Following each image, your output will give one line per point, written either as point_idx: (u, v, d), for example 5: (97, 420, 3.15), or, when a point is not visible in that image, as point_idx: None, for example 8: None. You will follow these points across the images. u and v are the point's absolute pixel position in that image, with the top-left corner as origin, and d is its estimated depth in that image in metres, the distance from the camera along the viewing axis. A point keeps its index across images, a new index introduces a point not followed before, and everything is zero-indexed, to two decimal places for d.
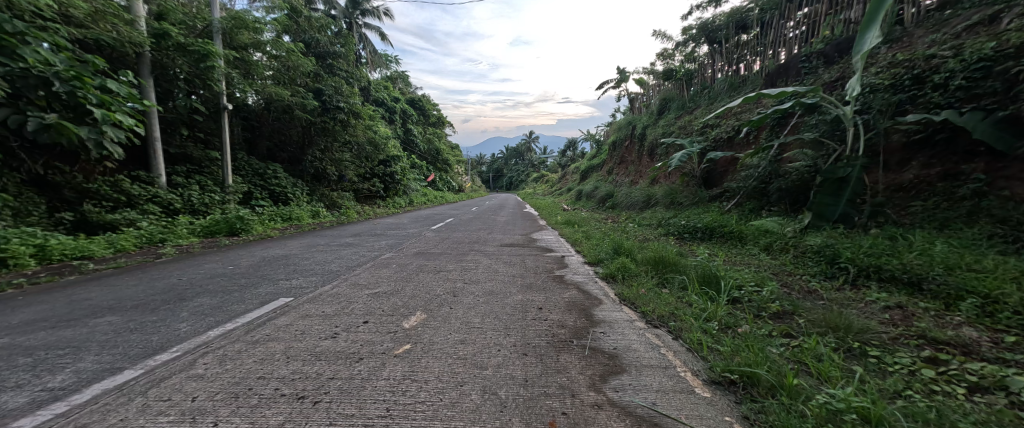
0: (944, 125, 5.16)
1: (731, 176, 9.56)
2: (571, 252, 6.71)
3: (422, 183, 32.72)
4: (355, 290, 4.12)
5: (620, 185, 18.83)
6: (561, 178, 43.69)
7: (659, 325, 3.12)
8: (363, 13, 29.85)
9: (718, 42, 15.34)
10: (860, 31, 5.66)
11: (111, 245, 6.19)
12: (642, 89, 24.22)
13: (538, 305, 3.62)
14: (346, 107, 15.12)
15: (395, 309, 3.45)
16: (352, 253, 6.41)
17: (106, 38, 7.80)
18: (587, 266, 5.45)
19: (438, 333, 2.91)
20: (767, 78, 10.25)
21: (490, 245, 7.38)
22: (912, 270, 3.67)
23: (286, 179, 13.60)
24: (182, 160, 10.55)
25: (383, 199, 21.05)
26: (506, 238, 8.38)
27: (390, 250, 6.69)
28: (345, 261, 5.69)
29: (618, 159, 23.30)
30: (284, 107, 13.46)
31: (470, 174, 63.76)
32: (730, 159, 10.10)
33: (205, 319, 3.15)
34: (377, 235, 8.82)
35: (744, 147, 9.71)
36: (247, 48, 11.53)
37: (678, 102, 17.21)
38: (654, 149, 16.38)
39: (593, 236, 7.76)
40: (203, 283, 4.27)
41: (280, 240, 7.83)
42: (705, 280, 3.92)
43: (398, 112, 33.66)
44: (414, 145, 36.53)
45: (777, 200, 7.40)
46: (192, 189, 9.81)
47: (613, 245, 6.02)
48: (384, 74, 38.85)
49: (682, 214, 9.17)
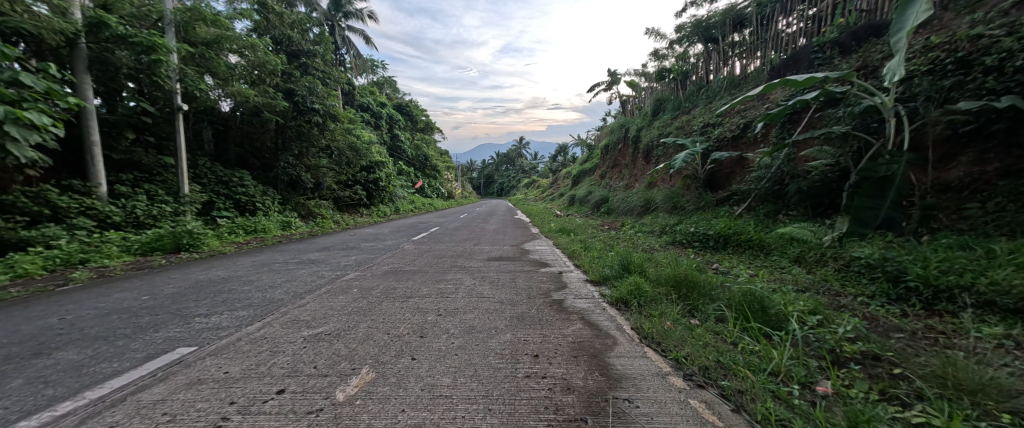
0: (1001, 113, 4.39)
1: (739, 178, 8.79)
2: (568, 266, 5.80)
3: (409, 190, 31.62)
4: (287, 330, 3.09)
5: (615, 189, 18.07)
6: (553, 184, 42.97)
7: (705, 383, 2.19)
8: (346, 16, 28.97)
9: (714, 40, 14.85)
10: (900, 9, 4.91)
11: (9, 271, 5.06)
12: (634, 91, 23.67)
13: (533, 352, 2.66)
14: (322, 109, 14.05)
15: (331, 364, 2.44)
16: (308, 274, 5.36)
17: (26, 26, 6.72)
18: (590, 286, 4.52)
19: (382, 414, 1.91)
20: (773, 73, 9.58)
21: (474, 259, 6.41)
22: (1017, 293, 2.81)
23: (255, 187, 12.46)
24: (130, 167, 9.42)
25: (366, 207, 19.91)
26: (495, 250, 7.43)
27: (355, 269, 5.66)
28: (295, 285, 4.66)
29: (611, 162, 22.63)
30: (253, 109, 12.40)
31: (460, 180, 62.80)
32: (736, 161, 9.34)
33: (39, 392, 2.13)
34: (348, 248, 7.78)
35: (750, 147, 8.96)
36: (209, 45, 10.50)
37: (672, 103, 16.59)
38: (650, 151, 15.66)
39: (594, 246, 6.87)
40: (87, 326, 3.21)
41: (230, 258, 6.73)
42: (749, 310, 3.01)
43: (382, 117, 32.61)
44: (401, 151, 35.49)
45: (796, 203, 6.61)
46: (138, 200, 8.68)
47: (619, 259, 5.13)
48: (370, 79, 37.88)
49: (688, 219, 8.35)
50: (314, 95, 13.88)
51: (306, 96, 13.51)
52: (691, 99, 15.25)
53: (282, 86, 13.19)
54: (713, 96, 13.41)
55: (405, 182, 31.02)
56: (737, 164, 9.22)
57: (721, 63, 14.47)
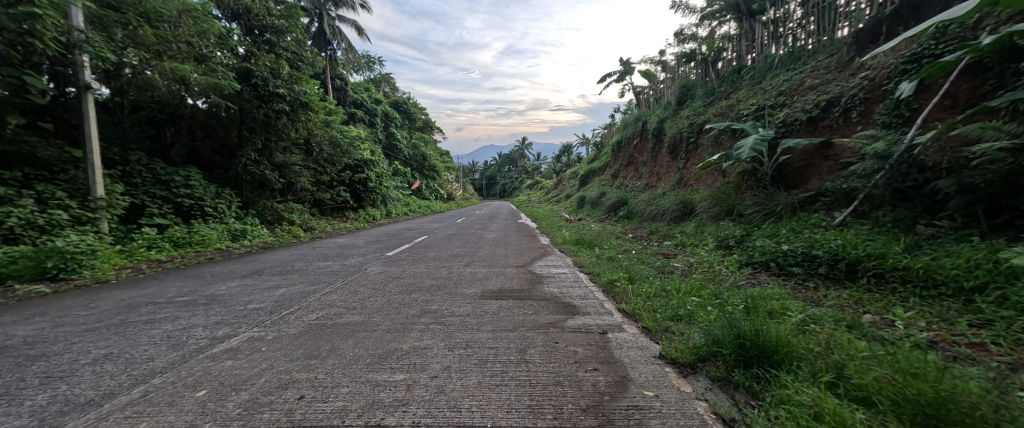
0: None
1: (827, 176, 6.49)
2: (610, 313, 3.54)
3: (406, 191, 29.52)
4: None
5: (633, 190, 15.87)
6: (558, 185, 40.82)
7: None
8: (336, 4, 26.76)
9: (756, 12, 12.64)
10: None
11: None
12: (650, 81, 21.43)
13: None
14: (290, 95, 11.84)
15: None
16: (169, 333, 3.10)
17: None
18: (674, 381, 2.24)
19: None
20: (862, 33, 7.27)
21: (459, 298, 4.13)
22: None
23: (205, 188, 10.30)
24: (22, 162, 7.29)
25: (353, 211, 17.80)
26: (494, 277, 5.19)
27: (260, 320, 3.41)
28: (96, 375, 2.36)
29: (625, 160, 20.41)
30: (203, 93, 10.22)
31: (461, 181, 60.62)
32: (815, 150, 7.00)
33: None
34: (285, 273, 5.50)
35: (838, 130, 6.65)
36: (142, 14, 8.39)
37: (701, 90, 14.35)
38: (678, 144, 13.42)
39: (641, 273, 4.63)
40: None
41: (95, 293, 4.48)
42: None
43: (376, 114, 30.48)
44: (397, 151, 33.49)
45: (958, 206, 4.30)
46: (18, 205, 6.44)
47: (716, 315, 2.83)
48: (365, 75, 35.91)
49: (761, 229, 6.08)
50: (279, 78, 11.68)
51: (268, 78, 11.29)
52: (728, 83, 12.91)
53: (240, 66, 10.97)
54: (759, 76, 11.09)
55: (400, 183, 28.87)
56: (819, 154, 6.88)
57: (768, 38, 12.14)
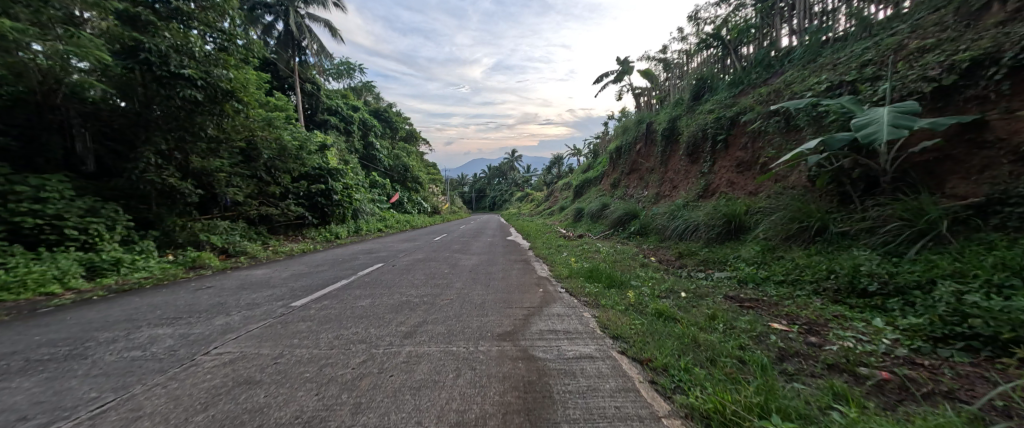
0: None
1: (1001, 170, 3.98)
2: None
3: (384, 206, 26.75)
4: None
5: (641, 200, 13.49)
6: (550, 197, 38.47)
7: None
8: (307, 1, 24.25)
9: None
10: None
11: None
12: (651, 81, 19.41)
13: None
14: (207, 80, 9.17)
15: None
16: None
17: None
18: None
19: None
20: None
21: None
22: None
23: (69, 203, 7.36)
24: None
25: (310, 229, 15.00)
26: (448, 375, 2.52)
27: None
28: None
29: (626, 168, 18.12)
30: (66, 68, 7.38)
31: (448, 194, 58.01)
32: (960, 134, 4.53)
33: None
34: (27, 369, 2.70)
35: (998, 103, 4.26)
36: None
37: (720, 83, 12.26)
38: (698, 145, 11.14)
39: (777, 386, 2.01)
40: None
41: None
42: None
43: (351, 122, 27.81)
44: (377, 162, 30.86)
45: None
46: None
47: None
48: (342, 82, 33.46)
49: (925, 263, 3.54)
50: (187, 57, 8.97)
51: (169, 54, 8.54)
52: (760, 72, 10.65)
53: (126, 37, 8.19)
54: (804, 57, 8.91)
55: (376, 195, 26.12)
56: (962, 140, 4.49)
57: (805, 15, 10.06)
